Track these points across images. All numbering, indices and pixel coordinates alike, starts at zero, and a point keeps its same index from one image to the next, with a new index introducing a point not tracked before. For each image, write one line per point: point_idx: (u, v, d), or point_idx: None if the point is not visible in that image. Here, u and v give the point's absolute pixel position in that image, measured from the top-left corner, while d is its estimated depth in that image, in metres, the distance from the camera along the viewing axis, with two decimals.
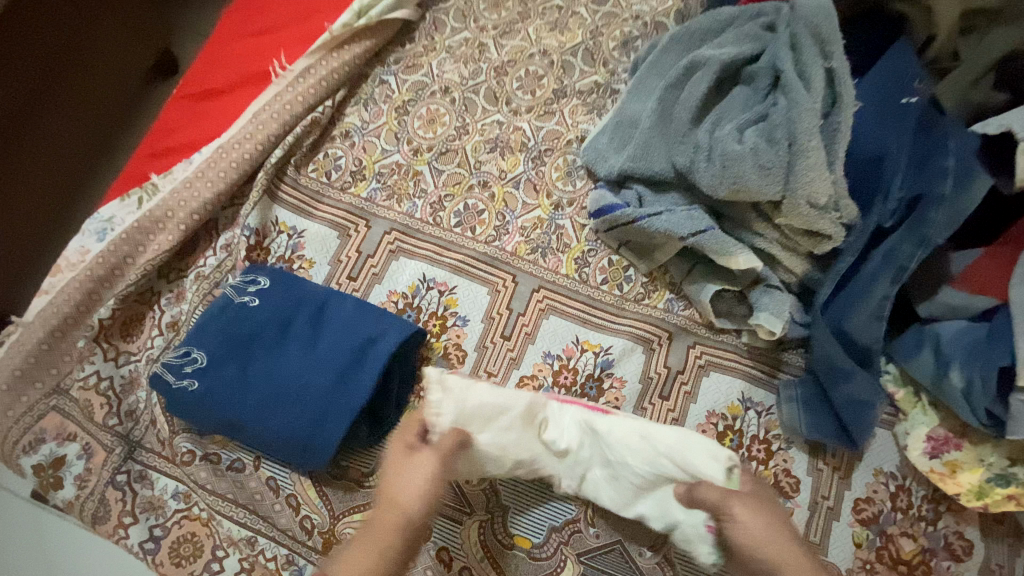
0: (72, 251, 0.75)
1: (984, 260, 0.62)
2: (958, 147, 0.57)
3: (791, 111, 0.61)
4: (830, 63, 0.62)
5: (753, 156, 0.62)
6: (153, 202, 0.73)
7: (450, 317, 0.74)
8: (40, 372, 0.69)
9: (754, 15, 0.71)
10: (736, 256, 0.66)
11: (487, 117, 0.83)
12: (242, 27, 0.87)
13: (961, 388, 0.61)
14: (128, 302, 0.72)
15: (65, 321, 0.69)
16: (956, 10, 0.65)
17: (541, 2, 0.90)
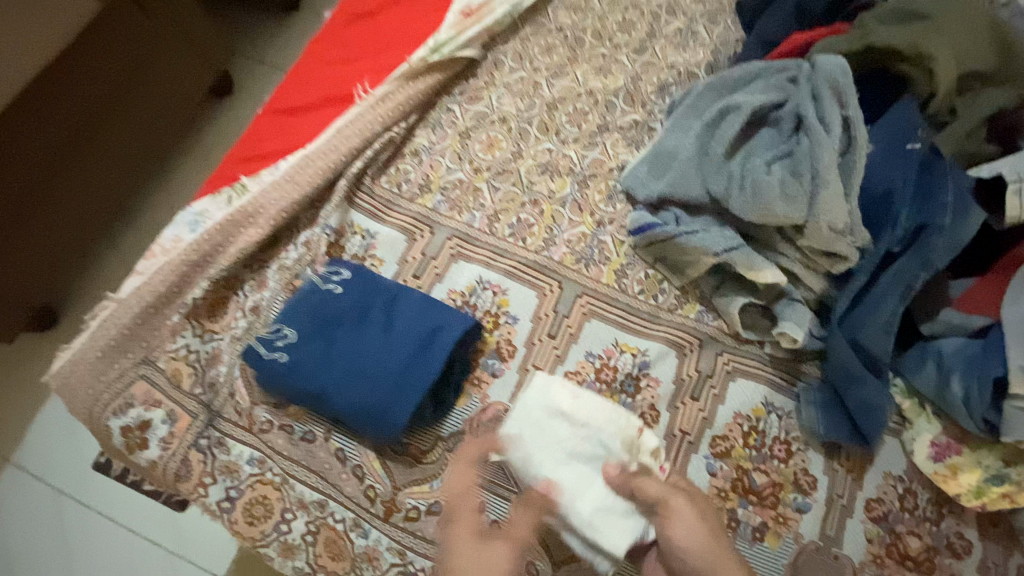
0: (167, 238, 0.83)
1: (976, 287, 0.73)
2: (955, 186, 0.69)
3: (813, 149, 0.72)
4: (847, 112, 0.73)
5: (780, 186, 0.72)
6: (246, 199, 0.83)
7: (502, 315, 0.82)
8: (132, 343, 0.76)
9: (779, 70, 0.83)
10: (763, 272, 0.75)
11: (539, 144, 0.94)
12: (326, 55, 0.98)
13: (960, 396, 0.69)
14: (217, 286, 0.80)
15: (160, 299, 0.78)
16: (952, 72, 0.76)
17: (588, 50, 1.03)
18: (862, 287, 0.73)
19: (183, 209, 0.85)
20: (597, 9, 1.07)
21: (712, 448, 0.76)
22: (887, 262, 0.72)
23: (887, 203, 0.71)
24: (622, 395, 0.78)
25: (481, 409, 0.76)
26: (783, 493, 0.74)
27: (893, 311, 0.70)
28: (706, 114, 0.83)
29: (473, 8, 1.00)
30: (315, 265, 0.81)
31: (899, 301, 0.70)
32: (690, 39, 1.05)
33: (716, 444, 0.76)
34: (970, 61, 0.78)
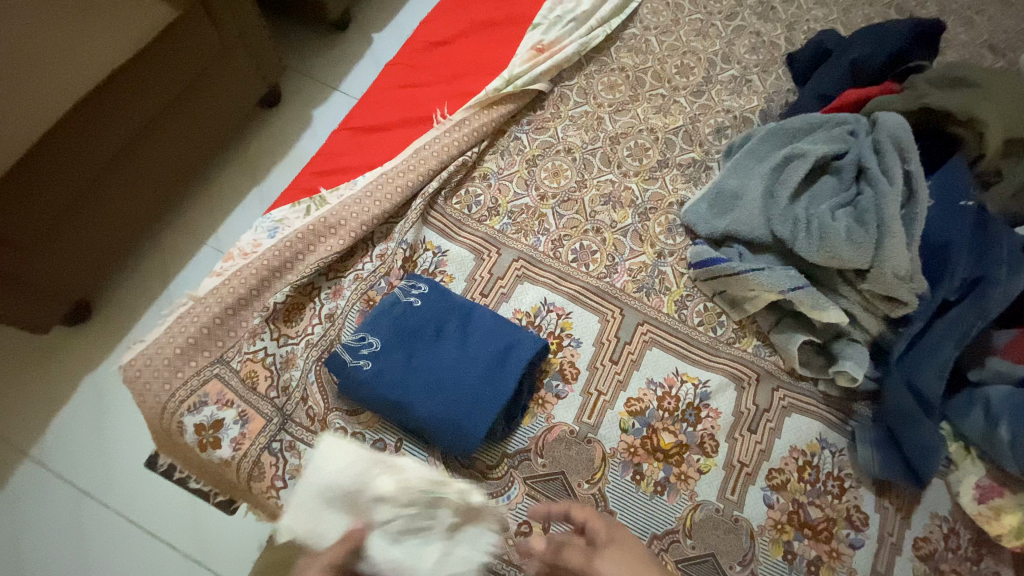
0: (246, 243, 0.87)
1: (1019, 339, 0.77)
2: (1009, 243, 0.74)
3: (879, 199, 0.76)
4: (909, 166, 0.78)
5: (846, 232, 0.76)
6: (326, 211, 0.87)
7: (566, 337, 0.85)
8: (208, 342, 0.78)
9: (838, 122, 0.88)
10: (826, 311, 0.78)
11: (602, 175, 0.99)
12: (402, 79, 1.03)
13: (1008, 441, 0.72)
14: (295, 292, 0.83)
15: (239, 302, 0.81)
16: (1000, 140, 0.81)
17: (648, 90, 1.09)
18: (917, 331, 0.76)
19: (262, 216, 0.89)
20: (657, 52, 1.14)
21: (768, 480, 0.78)
22: (942, 309, 0.76)
23: (944, 253, 0.75)
24: (682, 423, 0.80)
25: (547, 429, 0.78)
26: (836, 528, 0.76)
27: (949, 356, 0.73)
28: (770, 159, 0.88)
29: (544, 44, 1.05)
30: (391, 278, 0.84)
31: (954, 347, 0.73)
32: (744, 86, 1.11)
33: (772, 476, 0.78)
34: (1021, 127, 0.83)
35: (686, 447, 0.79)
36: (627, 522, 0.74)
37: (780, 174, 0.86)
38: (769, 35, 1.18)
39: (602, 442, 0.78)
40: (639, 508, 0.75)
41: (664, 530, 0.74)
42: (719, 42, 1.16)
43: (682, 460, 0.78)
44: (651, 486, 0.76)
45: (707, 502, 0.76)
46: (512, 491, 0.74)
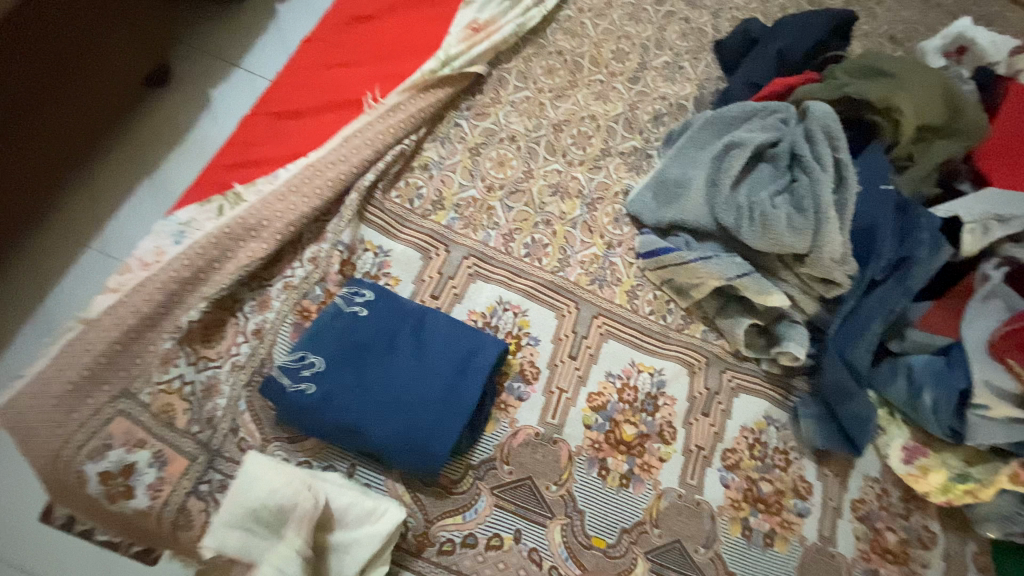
0: (146, 251, 0.74)
1: (934, 312, 0.85)
2: (927, 224, 0.80)
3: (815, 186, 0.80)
4: (838, 154, 0.82)
5: (787, 219, 0.79)
6: (244, 210, 0.76)
7: (524, 336, 0.81)
8: (109, 374, 0.65)
9: (771, 110, 0.90)
10: (771, 295, 0.81)
11: (547, 165, 0.95)
12: (322, 58, 0.93)
13: (930, 406, 0.79)
14: (214, 307, 0.72)
15: (143, 322, 0.68)
16: (914, 124, 0.88)
17: (586, 75, 1.07)
18: (850, 309, 0.81)
19: (164, 219, 0.76)
20: (593, 36, 1.11)
21: (724, 461, 0.81)
22: (870, 287, 0.81)
23: (872, 235, 0.81)
24: (643, 413, 0.80)
25: (512, 434, 0.75)
26: (785, 499, 0.81)
27: (877, 332, 0.80)
28: (712, 147, 0.89)
29: (480, 23, 0.99)
30: (328, 284, 0.76)
31: (881, 322, 0.80)
32: (678, 72, 1.12)
33: (727, 456, 0.81)
34: (930, 115, 0.90)
35: (648, 437, 0.79)
36: (597, 520, 0.73)
37: (722, 162, 0.87)
38: (697, 22, 1.20)
39: (567, 441, 0.76)
40: (609, 505, 0.74)
41: (633, 523, 0.74)
42: (652, 27, 1.16)
43: (645, 450, 0.78)
44: (617, 480, 0.76)
45: (671, 490, 0.77)
46: (478, 504, 0.70)
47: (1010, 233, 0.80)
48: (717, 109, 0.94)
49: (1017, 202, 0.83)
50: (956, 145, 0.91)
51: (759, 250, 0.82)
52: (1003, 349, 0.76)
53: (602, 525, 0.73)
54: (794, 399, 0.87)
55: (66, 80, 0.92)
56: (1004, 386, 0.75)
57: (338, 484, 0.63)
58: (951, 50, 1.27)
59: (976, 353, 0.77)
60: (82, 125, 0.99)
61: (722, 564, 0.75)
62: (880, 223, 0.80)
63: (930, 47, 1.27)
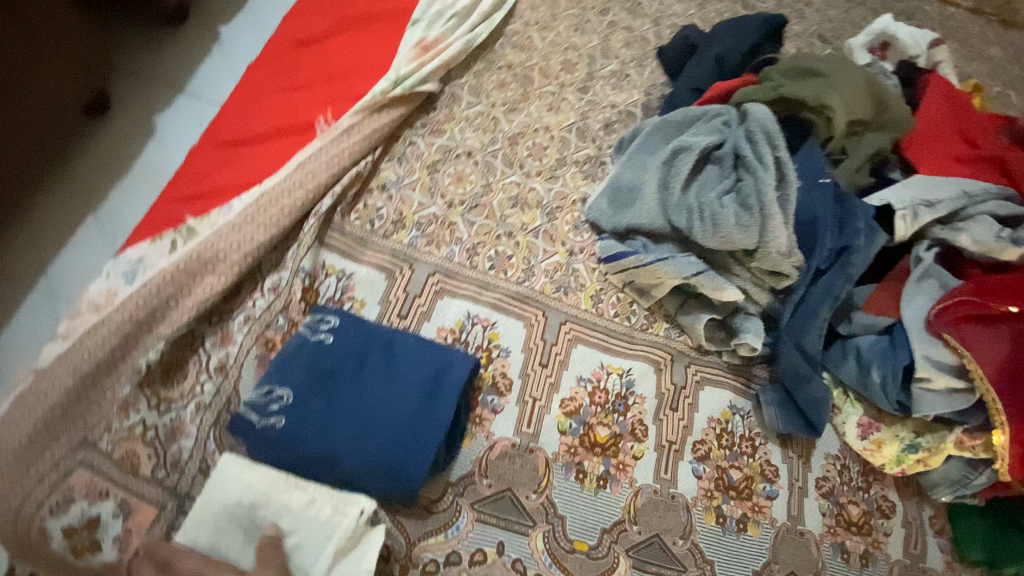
0: (97, 293, 0.72)
1: (877, 294, 0.89)
2: (864, 214, 0.85)
3: (757, 184, 0.84)
4: (778, 153, 0.87)
5: (735, 218, 0.83)
6: (199, 244, 0.74)
7: (494, 349, 0.82)
8: (65, 425, 0.64)
9: (714, 113, 0.95)
10: (726, 291, 0.85)
11: (506, 178, 0.97)
12: (271, 84, 0.92)
13: (879, 383, 0.85)
14: (173, 347, 0.70)
15: (98, 368, 0.67)
16: (845, 120, 0.93)
17: (538, 87, 1.09)
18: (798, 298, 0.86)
19: (115, 259, 0.74)
20: (541, 48, 1.14)
21: (694, 453, 0.84)
22: (816, 277, 0.86)
23: (815, 227, 0.85)
24: (615, 414, 0.83)
25: (489, 447, 0.75)
26: (754, 484, 0.85)
27: (825, 319, 0.84)
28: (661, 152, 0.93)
29: (428, 41, 0.99)
30: (292, 312, 0.75)
31: (828, 308, 0.84)
32: (625, 80, 1.16)
33: (697, 448, 0.85)
34: (858, 110, 0.96)
35: (621, 437, 0.81)
36: (578, 524, 0.75)
37: (671, 166, 0.91)
38: (640, 29, 1.24)
39: (543, 449, 0.77)
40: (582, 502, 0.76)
41: (612, 523, 0.76)
42: (597, 37, 1.20)
43: (619, 450, 0.81)
44: (595, 482, 0.78)
45: (646, 486, 0.80)
46: (460, 521, 0.70)
47: (936, 216, 0.86)
48: (665, 114, 0.98)
49: (942, 187, 0.89)
50: (883, 138, 0.97)
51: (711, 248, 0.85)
52: (937, 325, 0.82)
53: (583, 529, 0.75)
54: (756, 387, 0.92)
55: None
56: (942, 359, 0.81)
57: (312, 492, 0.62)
58: (876, 46, 1.35)
59: (915, 331, 0.83)
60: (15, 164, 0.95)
61: (699, 553, 0.78)
62: (819, 215, 0.85)
63: (857, 43, 1.35)
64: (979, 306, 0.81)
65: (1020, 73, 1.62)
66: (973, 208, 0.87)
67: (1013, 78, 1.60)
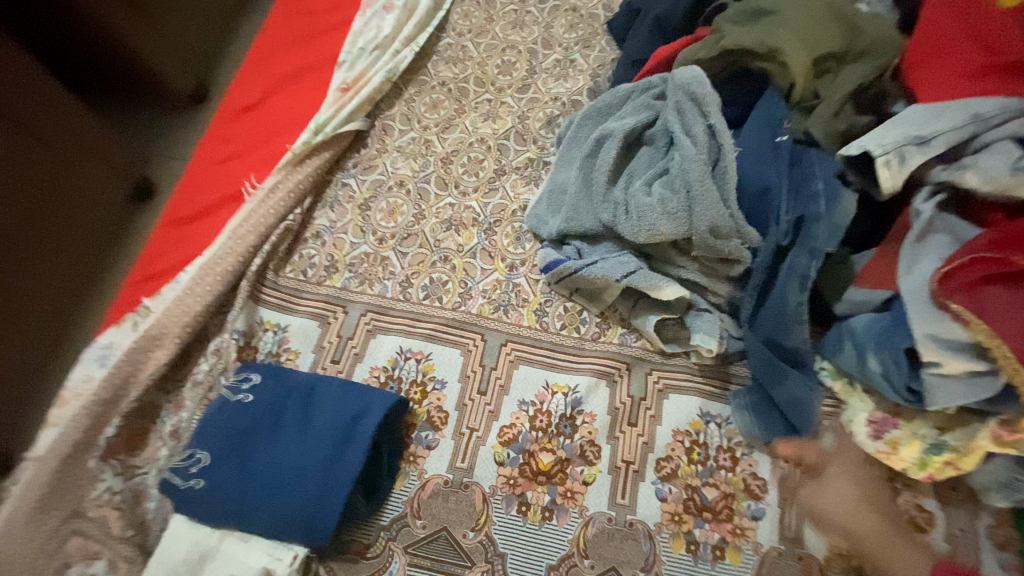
0: (77, 381, 0.80)
1: (874, 263, 0.75)
2: (822, 172, 0.73)
3: (684, 162, 0.74)
4: (710, 120, 0.76)
5: (660, 206, 0.74)
6: (150, 322, 0.82)
7: (429, 382, 0.81)
8: (57, 500, 0.72)
9: (645, 88, 0.85)
10: (664, 288, 0.77)
11: (440, 201, 0.95)
12: (213, 154, 0.99)
13: (880, 371, 0.70)
14: (131, 419, 0.79)
15: (77, 447, 0.74)
16: (806, 61, 0.79)
17: (473, 98, 1.05)
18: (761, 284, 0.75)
19: (89, 345, 0.83)
20: (475, 56, 1.10)
21: (658, 472, 0.76)
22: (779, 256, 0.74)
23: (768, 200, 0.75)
24: (560, 438, 0.77)
25: (421, 486, 0.75)
26: (736, 503, 0.74)
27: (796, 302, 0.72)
28: (587, 142, 0.85)
29: (349, 80, 1.01)
30: (228, 373, 0.80)
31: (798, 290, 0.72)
32: (569, 68, 1.07)
33: (661, 467, 0.76)
34: (822, 45, 0.80)
35: (567, 462, 0.76)
36: (521, 563, 0.70)
37: (597, 157, 0.83)
38: (585, 8, 1.15)
39: (479, 483, 0.75)
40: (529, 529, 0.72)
41: (560, 558, 0.71)
42: (537, 29, 1.13)
43: (566, 476, 0.75)
44: (540, 514, 0.73)
45: (600, 514, 0.73)
46: (393, 566, 0.70)
47: (931, 155, 0.68)
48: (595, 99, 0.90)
49: (940, 116, 0.70)
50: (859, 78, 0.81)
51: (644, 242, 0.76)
52: (944, 292, 0.65)
53: (527, 567, 0.70)
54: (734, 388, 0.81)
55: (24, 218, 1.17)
56: (953, 337, 0.64)
57: (244, 545, 0.67)
58: None
59: (916, 304, 0.67)
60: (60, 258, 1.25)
61: None
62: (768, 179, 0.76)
63: None
64: (999, 264, 0.63)
65: None
66: (986, 135, 0.67)
67: None
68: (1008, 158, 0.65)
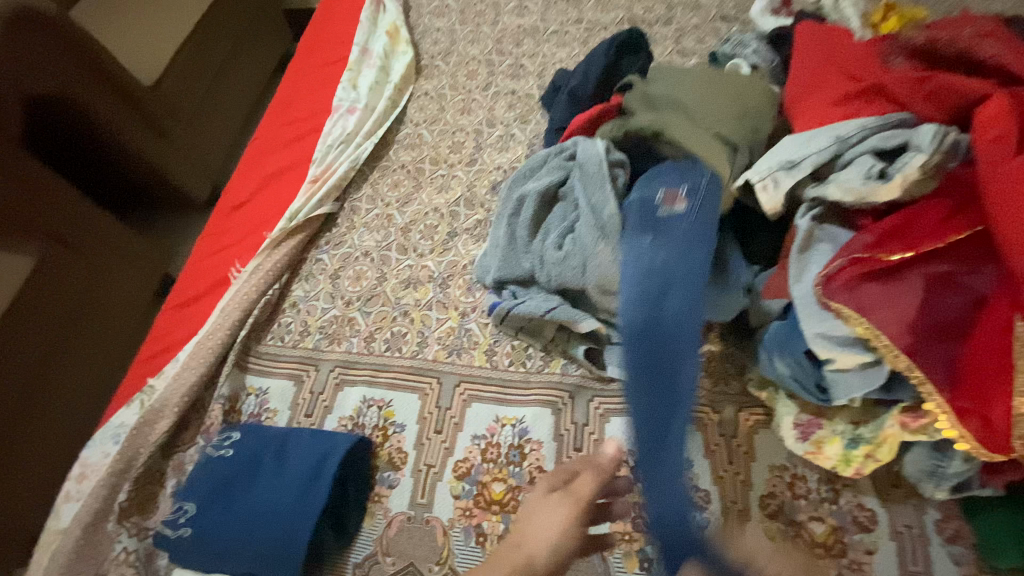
0: (96, 458, 0.91)
1: (774, 277, 0.82)
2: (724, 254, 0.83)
3: (584, 221, 0.89)
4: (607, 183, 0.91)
5: (565, 259, 0.88)
6: (155, 398, 0.93)
7: (390, 426, 0.89)
8: (82, 565, 0.81)
9: (559, 152, 1.02)
10: (581, 322, 0.87)
11: (400, 265, 1.07)
12: (211, 247, 1.15)
13: (789, 374, 0.76)
14: (140, 484, 0.87)
15: (97, 515, 0.84)
16: (699, 112, 0.93)
17: (429, 175, 1.21)
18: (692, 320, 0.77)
19: (105, 426, 0.94)
20: (429, 141, 1.27)
21: None
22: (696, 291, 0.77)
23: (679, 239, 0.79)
24: (510, 467, 0.83)
25: (387, 524, 0.81)
26: None
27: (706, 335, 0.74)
28: (510, 203, 1.01)
29: (319, 172, 1.20)
30: (209, 433, 0.89)
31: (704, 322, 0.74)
32: (510, 141, 1.23)
33: None
34: (716, 99, 0.94)
35: (518, 489, 0.81)
36: None
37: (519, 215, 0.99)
38: (522, 90, 1.33)
39: (438, 517, 0.80)
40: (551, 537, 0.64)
41: None
42: (481, 112, 1.30)
43: (518, 503, 0.80)
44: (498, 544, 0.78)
45: None
46: None
47: (799, 176, 0.79)
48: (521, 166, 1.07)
49: (810, 142, 0.81)
50: (740, 135, 0.91)
51: (558, 287, 0.89)
52: (827, 294, 0.71)
53: None
54: None
55: (56, 310, 1.46)
56: (837, 334, 0.70)
57: None
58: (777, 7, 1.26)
59: (805, 307, 0.74)
60: (84, 344, 1.55)
61: None
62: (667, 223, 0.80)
63: (756, 13, 1.26)
64: (871, 262, 0.70)
65: None
66: (848, 153, 0.78)
67: None
68: (863, 171, 0.74)
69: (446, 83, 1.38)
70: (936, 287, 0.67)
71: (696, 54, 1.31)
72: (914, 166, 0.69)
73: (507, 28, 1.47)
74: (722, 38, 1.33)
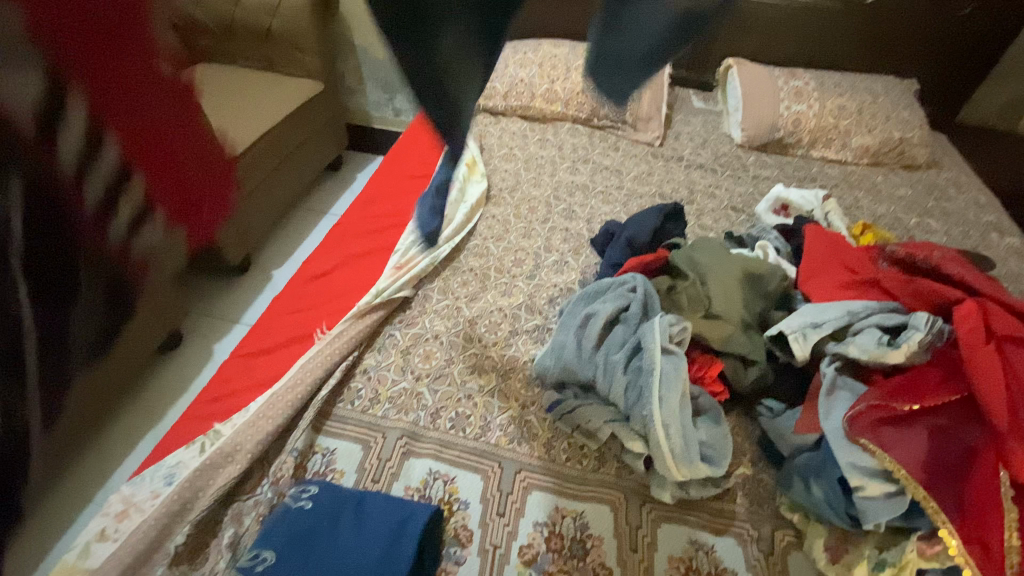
0: (144, 498, 0.90)
1: (804, 414, 0.99)
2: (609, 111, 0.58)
3: (649, 362, 0.99)
4: (672, 347, 1.02)
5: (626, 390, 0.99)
6: (222, 442, 0.94)
7: (455, 501, 0.92)
8: None
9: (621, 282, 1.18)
10: (634, 441, 0.95)
11: (466, 351, 1.17)
12: (284, 307, 1.26)
13: (823, 497, 0.88)
14: (197, 530, 0.85)
15: (137, 559, 0.82)
16: (738, 271, 1.16)
17: (495, 280, 1.37)
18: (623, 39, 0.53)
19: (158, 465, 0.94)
20: (495, 254, 1.46)
21: None
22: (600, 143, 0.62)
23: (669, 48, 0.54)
24: (574, 560, 0.86)
25: None
26: None
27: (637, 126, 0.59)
28: (577, 316, 1.14)
29: (402, 261, 1.35)
30: (278, 484, 0.90)
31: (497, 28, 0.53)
32: (565, 266, 1.44)
33: None
34: (750, 264, 1.17)
35: None
36: None
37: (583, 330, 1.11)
38: (574, 230, 1.58)
39: None
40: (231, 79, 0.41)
41: None
42: (540, 239, 1.53)
43: None
44: None
45: None
46: None
47: (823, 334, 1.01)
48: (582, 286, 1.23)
49: (827, 310, 1.05)
50: (760, 303, 1.16)
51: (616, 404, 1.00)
52: (855, 432, 0.88)
53: None
54: (732, 535, 0.91)
55: None
56: (865, 464, 0.86)
57: None
58: (778, 207, 1.62)
59: (835, 438, 0.89)
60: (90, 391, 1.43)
61: None
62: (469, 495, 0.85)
63: (761, 210, 1.63)
64: (886, 408, 0.89)
65: (934, 204, 1.82)
66: (858, 322, 1.02)
67: (929, 208, 1.80)
68: (874, 338, 0.97)
69: (511, 213, 1.62)
70: (938, 437, 0.87)
71: (715, 230, 1.64)
72: (915, 340, 0.93)
73: (562, 180, 1.79)
74: (732, 224, 1.67)
